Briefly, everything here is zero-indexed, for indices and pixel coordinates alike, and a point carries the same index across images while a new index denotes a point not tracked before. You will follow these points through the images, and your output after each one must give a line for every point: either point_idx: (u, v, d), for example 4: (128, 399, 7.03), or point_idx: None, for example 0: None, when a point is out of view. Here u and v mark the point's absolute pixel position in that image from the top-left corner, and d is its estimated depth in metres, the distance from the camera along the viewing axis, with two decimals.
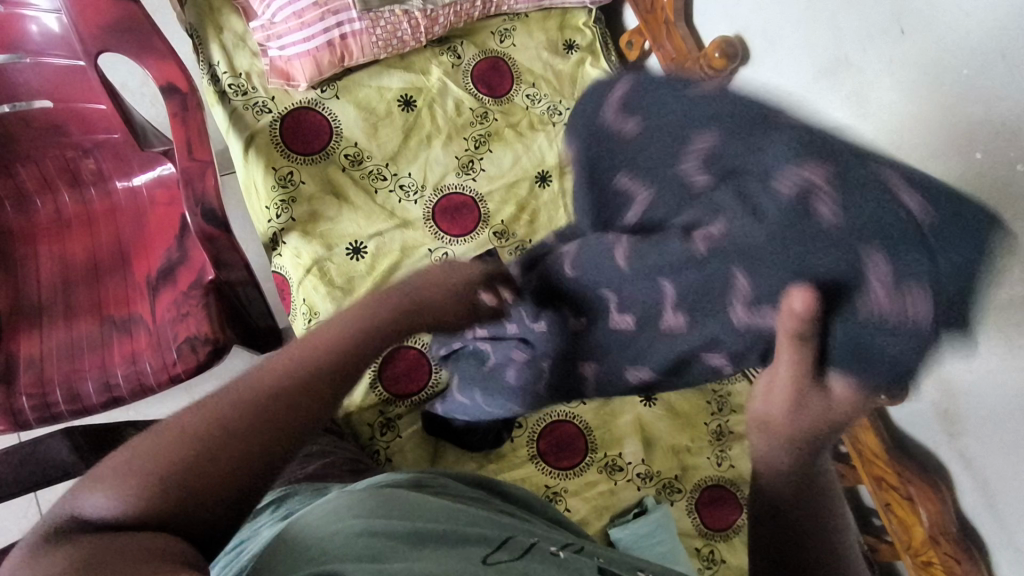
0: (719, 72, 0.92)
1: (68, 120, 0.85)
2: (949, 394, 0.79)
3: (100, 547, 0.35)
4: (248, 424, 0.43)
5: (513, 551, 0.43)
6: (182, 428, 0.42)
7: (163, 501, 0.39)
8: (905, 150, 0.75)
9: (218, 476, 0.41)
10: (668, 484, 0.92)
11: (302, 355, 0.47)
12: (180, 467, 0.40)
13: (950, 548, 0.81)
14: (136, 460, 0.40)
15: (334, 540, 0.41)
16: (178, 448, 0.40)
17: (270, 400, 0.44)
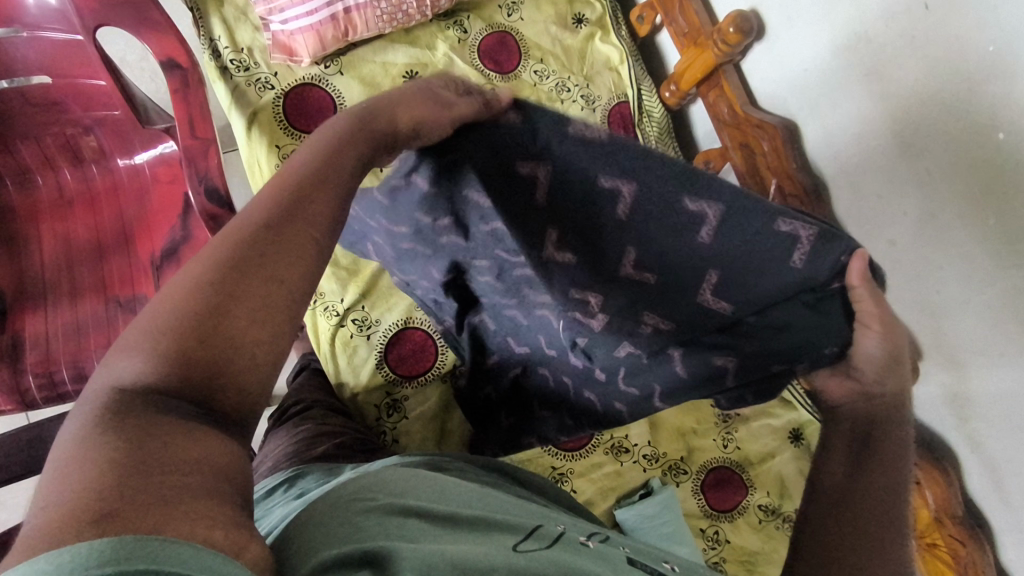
0: (733, 48, 0.90)
1: (68, 96, 0.84)
2: (962, 378, 0.78)
3: (154, 451, 0.30)
4: (237, 291, 0.37)
5: (542, 540, 0.42)
6: (173, 300, 0.36)
7: (183, 371, 0.35)
8: (924, 127, 0.73)
9: (230, 333, 0.36)
10: (674, 465, 0.92)
11: (239, 235, 0.40)
12: (193, 321, 0.36)
13: (955, 531, 0.81)
14: (157, 321, 0.36)
15: (362, 515, 0.40)
16: (174, 320, 0.35)
17: (239, 269, 0.38)
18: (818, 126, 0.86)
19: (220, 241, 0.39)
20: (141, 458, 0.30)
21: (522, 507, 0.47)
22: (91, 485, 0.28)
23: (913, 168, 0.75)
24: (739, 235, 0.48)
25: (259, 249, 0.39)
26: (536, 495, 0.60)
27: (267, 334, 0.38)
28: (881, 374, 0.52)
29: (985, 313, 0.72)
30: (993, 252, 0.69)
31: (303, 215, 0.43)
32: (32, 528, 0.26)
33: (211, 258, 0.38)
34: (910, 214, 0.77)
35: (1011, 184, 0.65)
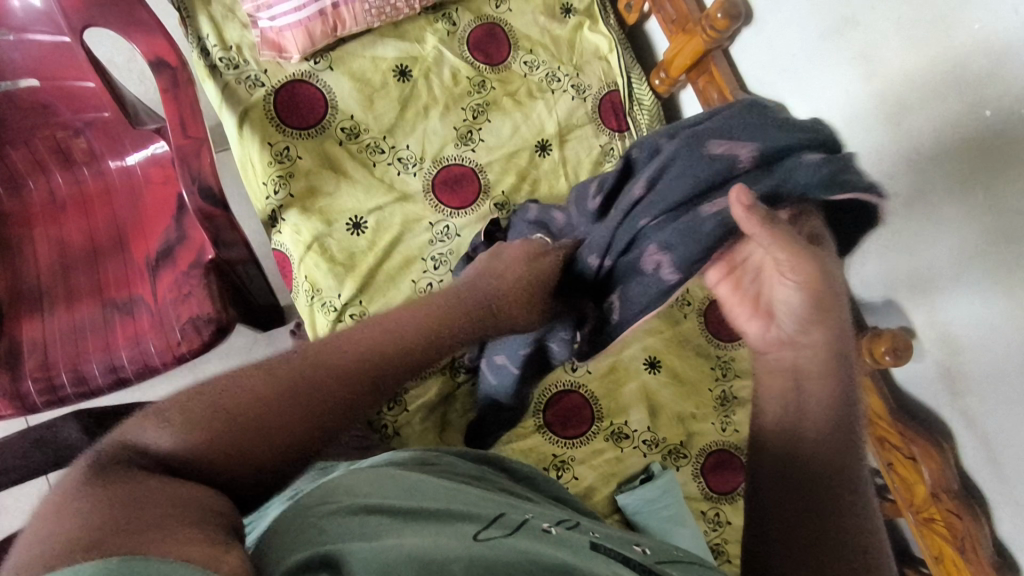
0: (722, 34, 0.90)
1: (57, 99, 0.84)
2: (954, 354, 0.79)
3: (129, 494, 0.36)
4: (270, 425, 0.50)
5: (504, 527, 0.43)
6: (206, 405, 0.48)
7: (204, 455, 0.46)
8: (912, 107, 0.73)
9: (263, 444, 0.49)
10: (674, 450, 0.93)
11: (309, 383, 0.53)
12: (231, 425, 0.48)
13: (951, 505, 0.83)
14: (204, 406, 0.48)
15: (326, 517, 0.41)
16: (221, 411, 0.48)
17: (294, 403, 0.51)
18: (808, 109, 0.87)
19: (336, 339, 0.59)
20: (125, 500, 0.35)
21: (492, 498, 0.47)
22: (87, 520, 0.32)
23: (902, 148, 0.76)
24: (732, 134, 0.70)
25: (312, 412, 0.52)
26: (522, 486, 0.61)
27: (253, 455, 0.48)
28: (801, 322, 0.57)
29: (975, 288, 0.73)
30: (981, 228, 0.70)
31: (360, 376, 0.57)
32: (27, 558, 0.31)
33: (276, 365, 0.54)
34: (900, 194, 0.78)
35: (998, 160, 0.66)
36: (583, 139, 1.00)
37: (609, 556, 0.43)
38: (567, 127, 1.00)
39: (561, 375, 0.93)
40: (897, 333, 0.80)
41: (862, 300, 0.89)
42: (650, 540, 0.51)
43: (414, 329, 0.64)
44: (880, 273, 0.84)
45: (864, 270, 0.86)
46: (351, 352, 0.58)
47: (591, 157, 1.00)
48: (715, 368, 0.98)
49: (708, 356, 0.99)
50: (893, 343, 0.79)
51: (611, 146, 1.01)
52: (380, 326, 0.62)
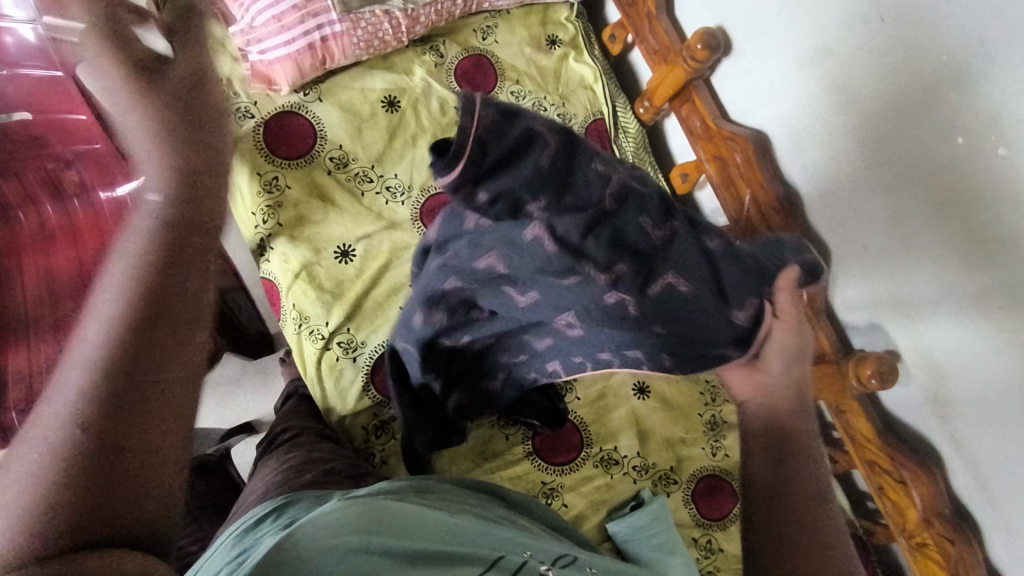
0: (702, 64, 0.92)
1: (48, 131, 0.86)
2: (940, 378, 0.79)
3: (58, 564, 0.30)
4: (128, 402, 0.36)
5: (506, 572, 0.43)
6: (10, 497, 0.31)
7: (102, 520, 0.33)
8: (887, 136, 0.75)
9: (156, 446, 0.36)
10: (664, 476, 0.92)
11: (86, 378, 0.36)
12: (101, 451, 0.34)
13: (943, 530, 0.82)
14: (20, 475, 0.32)
15: (332, 555, 0.39)
16: (45, 483, 0.32)
17: (139, 402, 0.36)
18: (787, 137, 0.88)
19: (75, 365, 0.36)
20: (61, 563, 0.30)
21: (490, 533, 0.48)
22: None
23: (879, 175, 0.78)
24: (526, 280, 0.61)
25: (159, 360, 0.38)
26: (518, 515, 0.61)
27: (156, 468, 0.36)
28: (786, 367, 0.64)
29: (956, 312, 0.74)
30: (959, 252, 0.72)
31: (175, 303, 0.40)
32: None
33: (58, 426, 0.34)
34: (879, 219, 0.79)
35: (971, 187, 0.68)
36: None
37: None
38: None
39: None
40: (882, 357, 0.80)
41: (847, 324, 0.89)
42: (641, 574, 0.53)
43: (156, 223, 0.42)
44: (863, 298, 0.85)
45: (848, 294, 0.87)
46: (112, 344, 0.37)
47: None
48: (704, 393, 0.99)
49: (696, 380, 0.99)
50: (879, 366, 0.80)
51: None
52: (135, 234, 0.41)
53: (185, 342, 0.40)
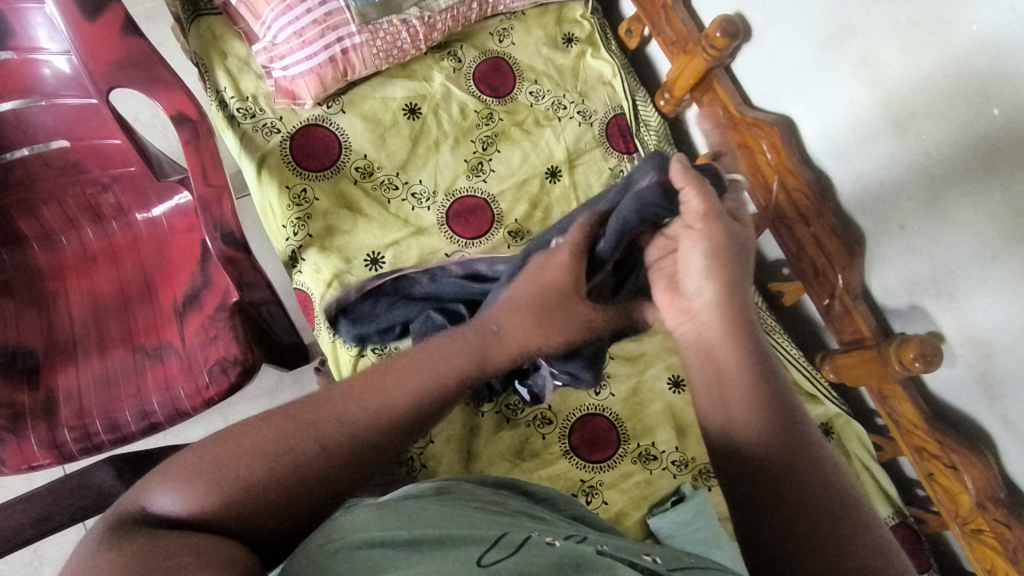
0: (722, 52, 0.91)
1: (85, 157, 0.89)
2: (987, 357, 0.77)
3: (156, 544, 0.41)
4: (296, 468, 0.49)
5: (506, 548, 0.42)
6: (224, 467, 0.48)
7: (230, 507, 0.47)
8: (919, 112, 0.74)
9: (268, 505, 0.48)
10: (704, 470, 0.91)
11: (322, 434, 0.50)
12: (248, 481, 0.48)
13: (999, 514, 0.79)
14: (222, 459, 0.48)
15: (333, 558, 0.42)
16: (236, 478, 0.48)
17: (301, 471, 0.49)
18: (814, 120, 0.87)
19: (331, 417, 0.52)
20: (146, 553, 0.40)
21: (494, 521, 0.47)
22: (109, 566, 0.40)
23: (912, 152, 0.76)
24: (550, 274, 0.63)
25: (374, 435, 0.52)
26: (541, 508, 0.61)
27: (272, 518, 0.48)
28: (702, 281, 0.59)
29: (1001, 287, 0.72)
30: (1003, 227, 0.69)
31: (383, 430, 0.52)
32: None
33: (285, 437, 0.50)
34: (915, 198, 0.77)
35: (1011, 158, 0.66)
36: (593, 163, 1.01)
37: (617, 562, 0.43)
38: (576, 152, 1.01)
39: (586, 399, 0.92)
40: (925, 338, 0.78)
41: (886, 307, 0.87)
42: (659, 549, 0.50)
43: (450, 357, 0.57)
44: (902, 278, 0.83)
45: (885, 275, 0.85)
46: (348, 415, 0.52)
47: (601, 180, 1.01)
48: None
49: None
50: (923, 348, 0.77)
51: (621, 168, 1.02)
52: (417, 364, 0.56)
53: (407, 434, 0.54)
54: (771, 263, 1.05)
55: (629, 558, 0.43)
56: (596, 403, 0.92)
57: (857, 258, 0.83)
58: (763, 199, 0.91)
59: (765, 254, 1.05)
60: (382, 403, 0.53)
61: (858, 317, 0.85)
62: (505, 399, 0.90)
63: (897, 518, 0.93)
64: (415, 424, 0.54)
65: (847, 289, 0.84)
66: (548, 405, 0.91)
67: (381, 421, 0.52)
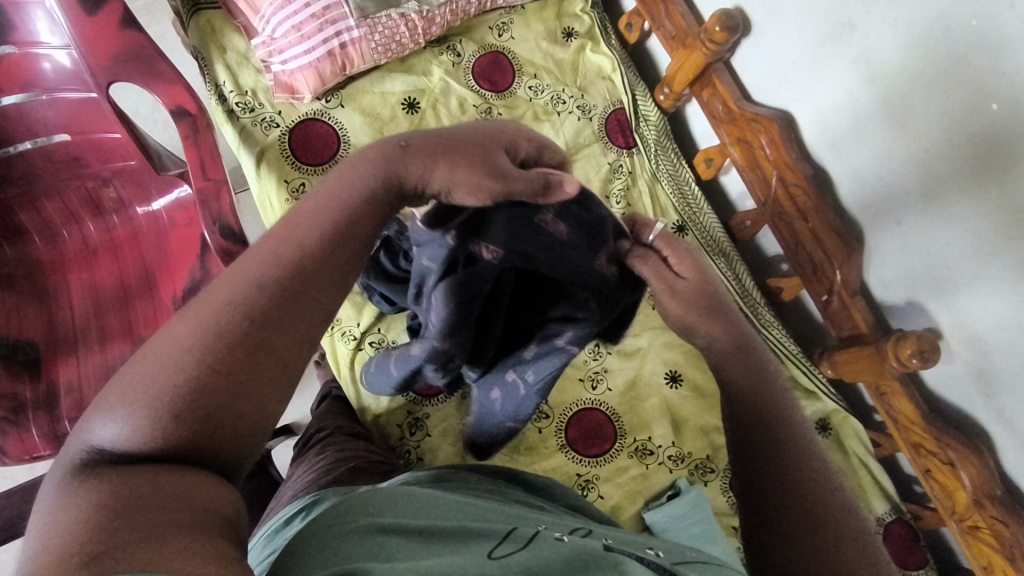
0: (721, 46, 0.91)
1: (86, 151, 0.90)
2: (984, 354, 0.77)
3: (137, 484, 0.32)
4: (244, 347, 0.38)
5: (517, 542, 0.43)
6: (157, 379, 0.36)
7: (191, 428, 0.36)
8: (917, 107, 0.73)
9: (248, 409, 0.38)
10: (700, 465, 0.91)
11: (232, 303, 0.39)
12: (211, 377, 0.37)
13: (996, 511, 0.79)
14: (153, 369, 0.37)
15: (345, 540, 0.41)
16: (172, 382, 0.36)
17: (240, 353, 0.38)
18: (813, 115, 0.86)
19: (235, 287, 0.40)
20: (129, 495, 0.32)
21: (504, 513, 0.48)
22: (80, 520, 0.30)
23: (911, 147, 0.75)
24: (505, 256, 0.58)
25: (298, 279, 0.42)
26: (540, 498, 0.62)
27: (250, 419, 0.38)
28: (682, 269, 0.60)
29: (999, 284, 0.72)
30: (1002, 224, 0.69)
31: (315, 282, 0.43)
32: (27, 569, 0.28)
33: (215, 323, 0.38)
34: (913, 193, 0.77)
35: (1010, 153, 0.66)
36: (591, 158, 1.01)
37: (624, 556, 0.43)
38: (575, 147, 1.01)
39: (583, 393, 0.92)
40: (923, 335, 0.78)
41: (883, 303, 0.87)
42: (662, 542, 0.50)
43: (363, 174, 0.48)
44: (900, 274, 0.83)
45: (883, 271, 0.85)
46: (262, 273, 0.41)
47: (600, 175, 1.00)
48: None
49: None
50: (919, 345, 0.77)
51: (619, 163, 1.02)
52: (321, 193, 0.47)
53: (346, 245, 0.45)
54: (770, 259, 1.05)
55: (634, 552, 0.44)
56: (593, 398, 0.92)
57: (855, 254, 0.83)
58: (762, 193, 0.90)
59: (765, 250, 1.05)
60: (302, 244, 0.43)
61: (855, 313, 0.85)
62: None
63: (894, 514, 0.93)
64: (335, 253, 0.45)
65: (845, 285, 0.84)
66: (545, 399, 0.91)
67: (314, 250, 0.43)
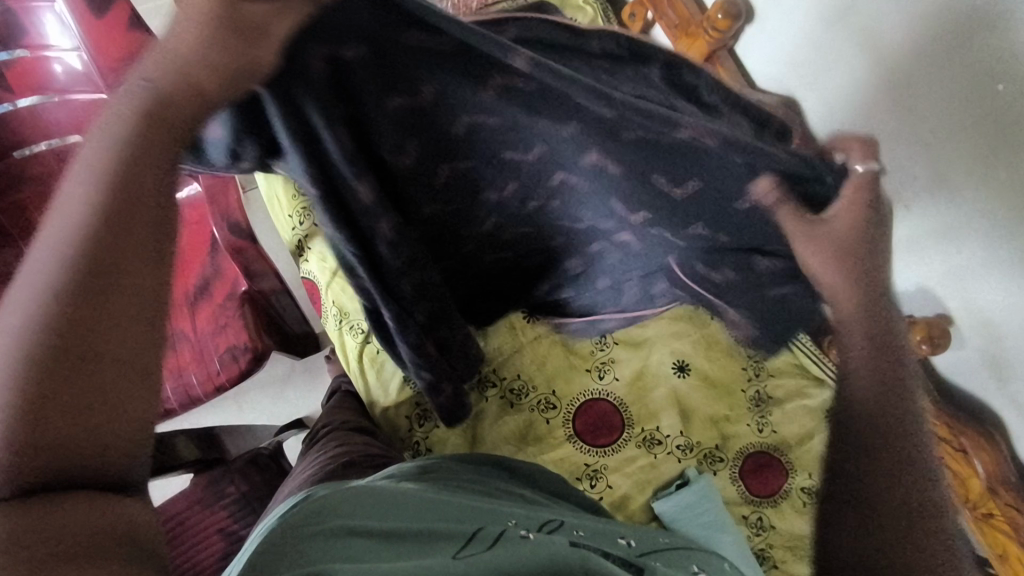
0: (724, 34, 0.91)
1: None
2: (996, 338, 0.75)
3: (43, 516, 0.32)
4: (74, 312, 0.37)
5: (483, 542, 0.44)
6: (32, 356, 0.35)
7: (37, 449, 0.34)
8: (922, 90, 0.72)
9: (107, 400, 0.37)
10: (709, 454, 0.91)
11: (42, 282, 0.37)
12: (66, 362, 0.36)
13: (1011, 498, 0.76)
14: (43, 339, 0.35)
15: (312, 542, 0.42)
16: (26, 396, 0.34)
17: (84, 306, 0.37)
18: (819, 99, 0.86)
19: (33, 272, 0.37)
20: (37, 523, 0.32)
21: (471, 507, 0.49)
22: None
23: (919, 131, 0.74)
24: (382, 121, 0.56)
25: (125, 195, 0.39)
26: (519, 485, 0.62)
27: (127, 419, 0.38)
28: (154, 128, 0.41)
29: (1008, 267, 0.71)
30: (1010, 207, 0.68)
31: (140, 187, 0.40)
32: None
33: (54, 259, 0.37)
34: (921, 178, 0.76)
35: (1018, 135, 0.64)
36: None
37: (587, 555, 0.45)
38: None
39: (590, 383, 0.92)
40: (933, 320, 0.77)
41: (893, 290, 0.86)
42: (627, 531, 0.53)
43: (138, 121, 0.40)
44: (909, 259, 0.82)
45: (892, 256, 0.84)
46: (54, 268, 0.37)
47: None
48: (749, 369, 0.96)
49: (739, 356, 0.97)
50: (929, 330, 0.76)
51: None
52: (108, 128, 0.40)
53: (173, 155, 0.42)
54: None
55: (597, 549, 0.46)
56: (600, 388, 0.92)
57: None
58: None
59: None
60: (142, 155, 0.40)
61: None
62: (508, 384, 0.91)
63: None
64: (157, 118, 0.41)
65: None
66: (552, 390, 0.91)
67: (148, 166, 0.40)
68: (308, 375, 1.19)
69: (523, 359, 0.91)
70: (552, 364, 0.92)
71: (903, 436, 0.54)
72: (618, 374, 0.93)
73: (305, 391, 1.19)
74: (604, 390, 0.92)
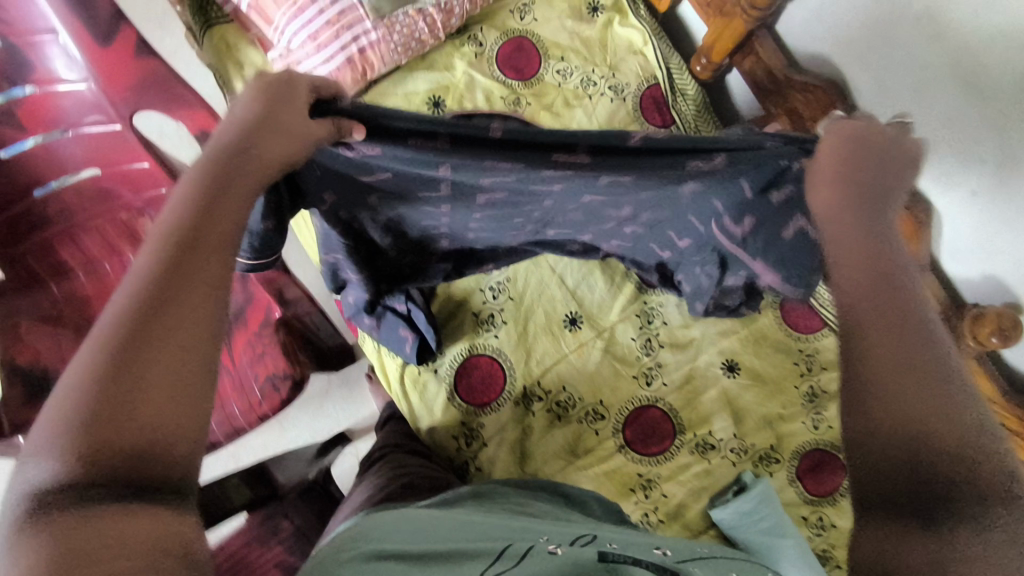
0: (762, 11, 0.84)
1: (118, 183, 0.91)
2: None
3: (95, 527, 0.29)
4: (150, 315, 0.36)
5: (511, 559, 0.42)
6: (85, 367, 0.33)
7: (93, 456, 0.31)
8: (988, 66, 0.67)
9: (166, 395, 0.34)
10: (765, 456, 0.88)
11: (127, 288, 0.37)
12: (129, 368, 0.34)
13: None
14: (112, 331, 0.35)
15: (345, 566, 0.42)
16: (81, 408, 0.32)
17: (153, 306, 0.36)
18: (871, 79, 0.80)
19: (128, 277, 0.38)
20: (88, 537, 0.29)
21: (509, 528, 0.48)
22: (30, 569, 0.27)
23: (985, 109, 0.69)
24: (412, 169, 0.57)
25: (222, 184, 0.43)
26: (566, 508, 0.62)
27: (187, 421, 0.34)
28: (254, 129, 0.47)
29: None
30: None
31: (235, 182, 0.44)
32: None
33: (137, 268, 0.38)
34: (987, 162, 0.71)
35: None
36: None
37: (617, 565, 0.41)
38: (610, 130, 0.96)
39: (638, 390, 0.89)
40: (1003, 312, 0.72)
41: (956, 278, 0.81)
42: (669, 541, 0.49)
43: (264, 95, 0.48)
44: (972, 245, 0.77)
45: (956, 242, 0.79)
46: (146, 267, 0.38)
47: None
48: (800, 364, 0.93)
49: (789, 351, 0.94)
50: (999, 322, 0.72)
51: None
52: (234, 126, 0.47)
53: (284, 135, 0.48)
54: None
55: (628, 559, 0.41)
56: (649, 394, 0.89)
57: (924, 226, 0.77)
58: None
59: None
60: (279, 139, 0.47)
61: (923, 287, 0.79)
62: (554, 397, 0.88)
63: None
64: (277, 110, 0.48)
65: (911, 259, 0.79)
66: (599, 400, 0.89)
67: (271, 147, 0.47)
68: (347, 387, 1.19)
69: (567, 370, 0.89)
70: (597, 374, 0.89)
71: (919, 365, 0.37)
72: (665, 379, 0.90)
73: (345, 404, 1.18)
74: (652, 397, 0.89)
